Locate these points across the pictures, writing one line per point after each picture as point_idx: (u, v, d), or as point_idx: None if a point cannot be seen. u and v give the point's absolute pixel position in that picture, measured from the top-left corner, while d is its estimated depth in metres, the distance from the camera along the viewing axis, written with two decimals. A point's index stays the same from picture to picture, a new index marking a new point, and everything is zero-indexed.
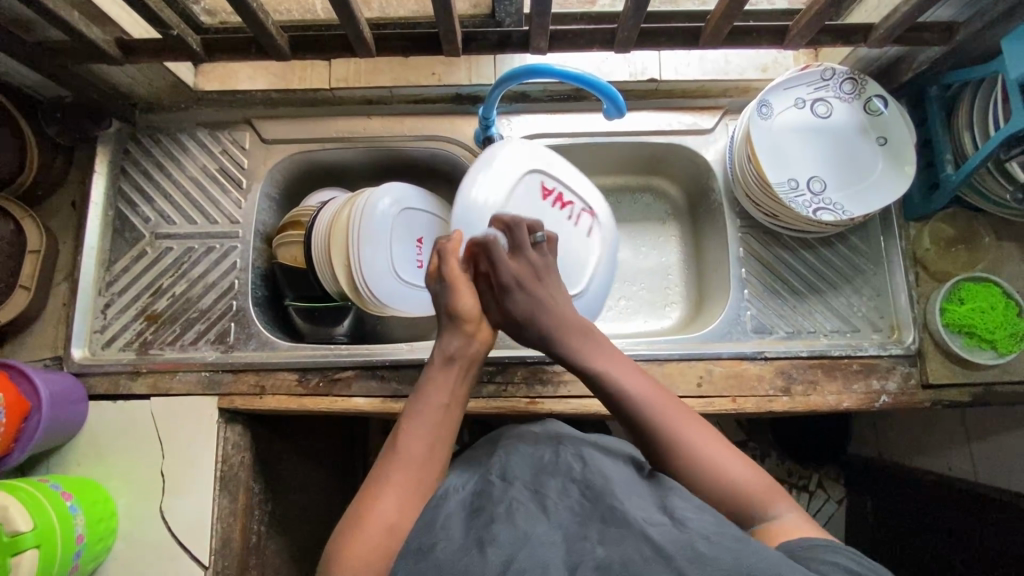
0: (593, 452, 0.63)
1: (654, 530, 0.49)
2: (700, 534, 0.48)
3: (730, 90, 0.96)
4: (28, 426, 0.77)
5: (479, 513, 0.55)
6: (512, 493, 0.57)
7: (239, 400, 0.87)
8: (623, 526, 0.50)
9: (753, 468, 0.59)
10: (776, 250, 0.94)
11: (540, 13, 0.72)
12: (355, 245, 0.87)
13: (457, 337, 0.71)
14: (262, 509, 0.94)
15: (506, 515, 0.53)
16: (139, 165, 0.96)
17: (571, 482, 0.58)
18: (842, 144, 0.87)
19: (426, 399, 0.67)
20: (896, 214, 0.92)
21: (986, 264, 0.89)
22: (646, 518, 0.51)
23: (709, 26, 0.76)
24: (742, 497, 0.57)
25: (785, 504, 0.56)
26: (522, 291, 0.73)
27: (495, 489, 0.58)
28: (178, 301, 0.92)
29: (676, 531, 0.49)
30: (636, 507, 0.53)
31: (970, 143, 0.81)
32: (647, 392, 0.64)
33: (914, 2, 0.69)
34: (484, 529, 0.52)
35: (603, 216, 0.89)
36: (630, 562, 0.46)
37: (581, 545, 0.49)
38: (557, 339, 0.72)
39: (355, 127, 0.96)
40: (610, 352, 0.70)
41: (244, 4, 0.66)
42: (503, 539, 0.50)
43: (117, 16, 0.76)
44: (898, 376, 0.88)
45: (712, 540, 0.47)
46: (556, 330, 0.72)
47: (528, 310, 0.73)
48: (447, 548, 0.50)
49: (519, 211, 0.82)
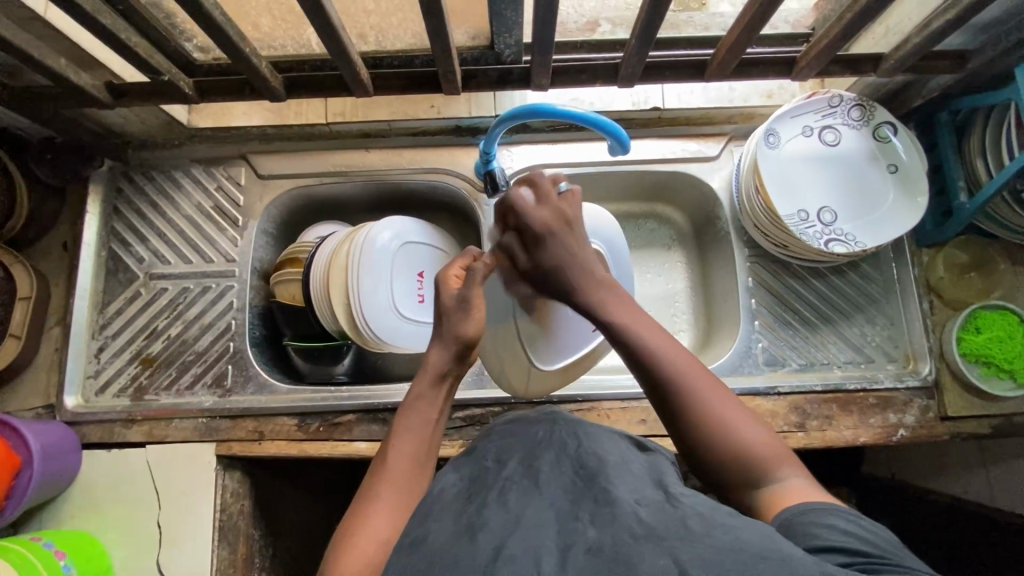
0: (589, 429, 0.61)
1: (645, 510, 0.47)
2: (692, 511, 0.46)
3: (734, 117, 0.94)
4: (19, 483, 0.74)
5: (473, 498, 0.53)
6: (505, 475, 0.55)
7: (237, 446, 0.85)
8: (614, 503, 0.48)
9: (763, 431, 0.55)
10: (784, 279, 0.91)
11: (542, 52, 0.71)
12: (354, 284, 0.84)
13: (449, 354, 0.65)
14: (262, 554, 0.91)
15: (497, 500, 0.51)
16: (132, 204, 0.94)
17: (565, 457, 0.56)
18: (852, 173, 0.85)
19: (413, 410, 0.63)
20: (908, 241, 0.90)
21: (1000, 292, 0.87)
22: (638, 499, 0.48)
23: (715, 60, 0.74)
24: (755, 457, 0.53)
25: (794, 469, 0.53)
26: (551, 244, 0.62)
27: (488, 475, 0.56)
28: (173, 344, 0.90)
29: (668, 508, 0.47)
30: (628, 487, 0.50)
31: (983, 171, 0.79)
32: (669, 352, 0.57)
33: (927, 34, 0.67)
34: (474, 517, 0.49)
35: None
36: (622, 542, 0.43)
37: (573, 525, 0.46)
38: (583, 286, 0.62)
39: (352, 161, 0.94)
40: (628, 303, 0.62)
41: (238, 50, 0.65)
42: (493, 524, 0.48)
43: (107, 59, 0.74)
44: (915, 410, 0.85)
45: (706, 517, 0.45)
46: (576, 277, 0.62)
47: (557, 261, 0.62)
48: (438, 539, 0.48)
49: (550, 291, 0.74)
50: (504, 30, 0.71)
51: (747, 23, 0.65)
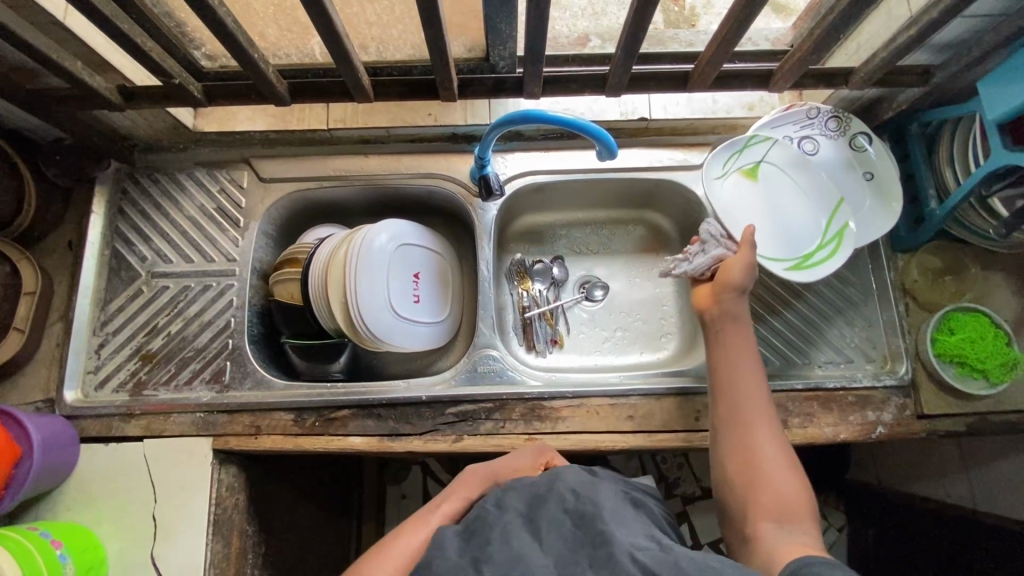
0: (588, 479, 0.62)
1: (640, 552, 0.51)
2: (684, 554, 0.51)
3: (718, 128, 0.99)
4: (18, 473, 0.75)
5: (474, 536, 0.56)
6: (507, 517, 0.57)
7: (233, 440, 0.87)
8: (610, 547, 0.51)
9: (799, 475, 0.66)
10: (767, 295, 0.95)
11: (533, 62, 0.75)
12: (353, 284, 0.87)
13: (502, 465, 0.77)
14: (256, 550, 0.91)
15: (500, 536, 0.54)
16: (136, 205, 0.97)
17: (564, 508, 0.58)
18: (829, 180, 0.89)
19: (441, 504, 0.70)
20: (883, 247, 0.94)
21: (973, 295, 0.91)
22: (632, 543, 0.52)
23: (696, 71, 0.79)
24: (783, 503, 0.63)
25: (807, 524, 0.62)
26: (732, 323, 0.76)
27: (490, 513, 0.58)
28: (173, 340, 0.92)
29: (661, 553, 0.51)
30: (623, 533, 0.54)
31: (951, 178, 0.83)
32: (753, 394, 0.71)
33: (893, 49, 0.71)
34: (479, 550, 0.53)
35: (806, 234, 0.88)
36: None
37: None
38: (725, 320, 0.76)
39: (351, 166, 0.98)
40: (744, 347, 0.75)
41: (246, 55, 0.68)
42: (498, 557, 0.51)
43: (119, 63, 0.77)
44: (893, 408, 0.88)
45: (696, 560, 0.49)
46: (729, 308, 0.77)
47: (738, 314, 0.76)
48: (442, 568, 0.52)
49: (750, 187, 0.90)
50: (499, 42, 0.75)
51: (725, 36, 0.70)
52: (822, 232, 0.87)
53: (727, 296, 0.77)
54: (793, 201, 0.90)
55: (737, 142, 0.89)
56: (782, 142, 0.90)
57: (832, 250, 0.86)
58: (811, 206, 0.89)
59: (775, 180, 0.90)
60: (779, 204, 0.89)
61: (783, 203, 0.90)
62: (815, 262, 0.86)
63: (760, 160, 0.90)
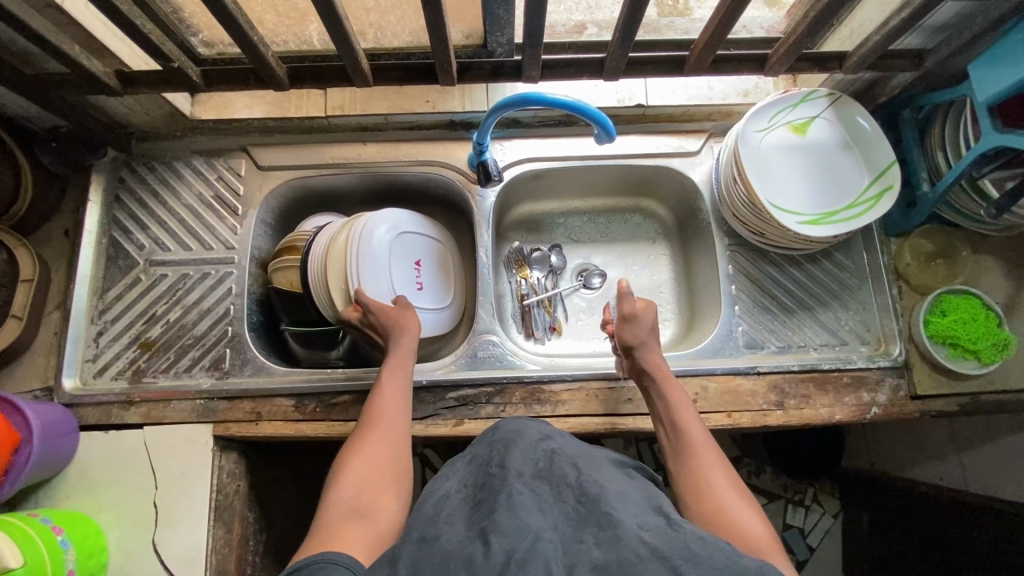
0: (586, 458, 0.63)
1: (648, 533, 0.50)
2: (691, 534, 0.51)
3: (714, 114, 0.99)
4: (18, 460, 0.75)
5: (480, 506, 0.56)
6: (513, 483, 0.56)
7: (234, 427, 0.87)
8: (617, 527, 0.51)
9: (760, 516, 0.63)
10: (765, 286, 0.96)
11: (532, 45, 0.75)
12: (353, 269, 0.87)
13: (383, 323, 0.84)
14: (256, 538, 0.92)
15: (507, 506, 0.53)
16: (134, 194, 0.96)
17: (566, 486, 0.57)
18: (828, 162, 0.90)
19: (381, 411, 0.75)
20: (877, 231, 0.95)
21: (965, 278, 0.92)
22: (639, 522, 0.52)
23: (692, 55, 0.80)
24: (747, 541, 0.60)
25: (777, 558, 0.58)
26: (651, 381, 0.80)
27: (495, 480, 0.58)
28: (172, 328, 0.92)
29: (670, 533, 0.51)
30: (629, 512, 0.53)
31: (943, 162, 0.85)
32: (698, 441, 0.72)
33: (885, 32, 0.72)
34: (486, 521, 0.52)
35: (829, 199, 0.88)
36: (627, 561, 0.47)
37: (578, 548, 0.49)
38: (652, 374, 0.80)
39: (350, 154, 0.98)
40: (682, 401, 0.78)
41: (246, 38, 0.68)
42: (504, 528, 0.50)
43: (117, 48, 0.77)
44: (887, 389, 0.90)
45: (706, 541, 0.50)
46: (649, 369, 0.81)
47: (654, 367, 0.81)
48: (450, 540, 0.51)
49: (786, 144, 0.90)
50: (497, 28, 0.76)
51: (720, 20, 0.71)
52: (843, 199, 0.88)
53: (645, 358, 0.81)
54: (821, 162, 0.90)
55: (786, 98, 0.90)
56: (837, 106, 0.90)
57: (850, 218, 0.87)
58: (839, 174, 0.89)
59: (815, 142, 0.90)
60: (810, 164, 0.90)
61: (815, 165, 0.90)
62: (828, 225, 0.87)
63: (814, 117, 0.91)
